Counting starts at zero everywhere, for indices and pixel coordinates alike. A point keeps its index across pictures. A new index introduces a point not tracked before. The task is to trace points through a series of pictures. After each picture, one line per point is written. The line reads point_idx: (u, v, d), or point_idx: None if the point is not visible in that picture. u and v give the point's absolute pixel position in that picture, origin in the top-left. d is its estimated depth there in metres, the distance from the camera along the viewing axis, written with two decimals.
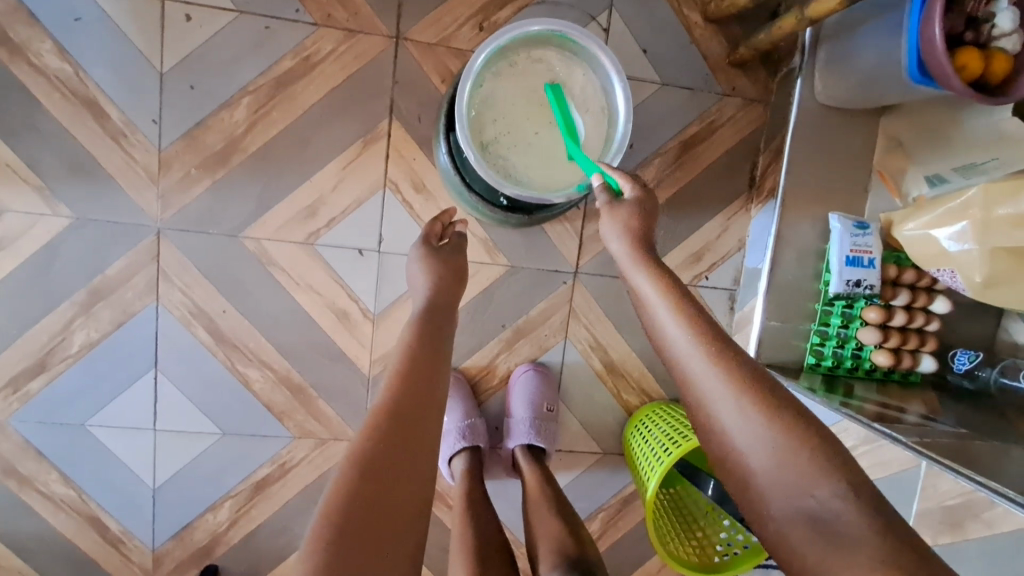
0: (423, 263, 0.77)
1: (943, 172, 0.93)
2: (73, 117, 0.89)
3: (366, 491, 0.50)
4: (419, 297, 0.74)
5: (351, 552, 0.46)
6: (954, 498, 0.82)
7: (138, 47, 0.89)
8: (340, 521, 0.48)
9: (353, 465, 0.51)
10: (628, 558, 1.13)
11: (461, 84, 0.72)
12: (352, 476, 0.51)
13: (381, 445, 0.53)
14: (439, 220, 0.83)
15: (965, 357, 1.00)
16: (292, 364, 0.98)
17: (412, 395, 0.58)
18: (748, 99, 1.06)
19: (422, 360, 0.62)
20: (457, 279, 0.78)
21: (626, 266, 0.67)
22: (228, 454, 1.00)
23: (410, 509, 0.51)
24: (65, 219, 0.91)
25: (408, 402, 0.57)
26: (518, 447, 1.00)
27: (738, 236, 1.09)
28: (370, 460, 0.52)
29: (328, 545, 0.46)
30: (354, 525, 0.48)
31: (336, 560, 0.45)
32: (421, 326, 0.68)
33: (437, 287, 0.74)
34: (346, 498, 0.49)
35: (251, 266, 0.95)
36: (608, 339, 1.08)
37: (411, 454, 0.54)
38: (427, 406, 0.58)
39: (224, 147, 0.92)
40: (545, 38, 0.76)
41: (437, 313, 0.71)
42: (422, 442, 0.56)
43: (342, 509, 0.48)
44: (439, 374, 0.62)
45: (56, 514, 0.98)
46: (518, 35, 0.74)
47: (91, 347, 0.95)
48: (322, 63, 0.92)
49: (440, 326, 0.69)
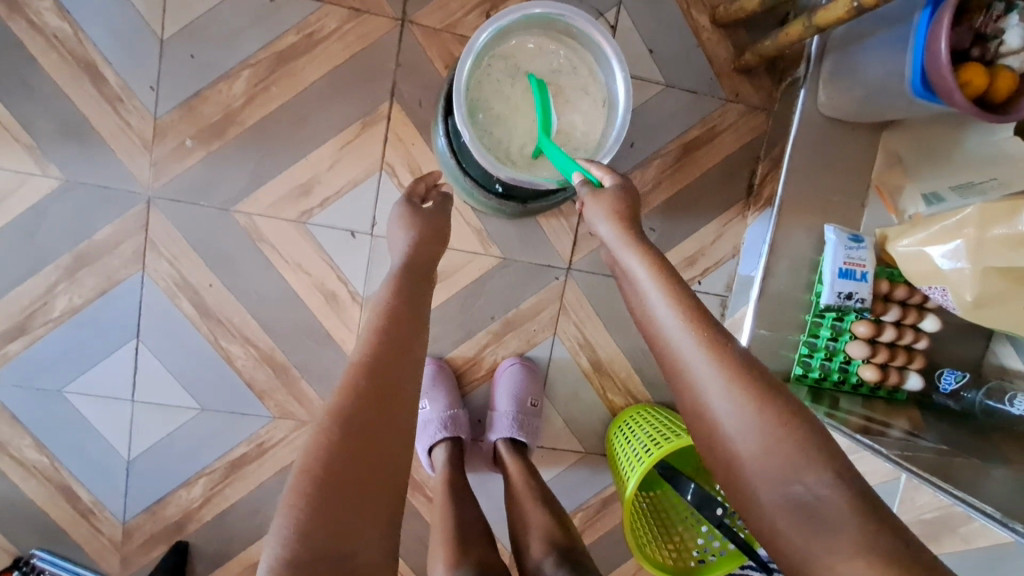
0: (407, 225, 0.76)
1: (941, 190, 0.92)
2: (70, 78, 0.88)
3: (349, 443, 0.50)
4: (397, 252, 0.74)
5: (337, 504, 0.47)
6: (931, 512, 0.80)
7: (139, 12, 0.88)
8: (322, 472, 0.48)
9: (332, 427, 0.51)
10: (604, 560, 1.12)
11: (462, 59, 0.70)
12: (335, 429, 0.51)
13: (361, 403, 0.53)
14: (423, 179, 0.82)
15: (951, 377, 1.00)
16: (275, 343, 0.97)
17: (392, 350, 0.58)
18: (751, 106, 1.05)
19: (403, 316, 0.62)
20: (437, 239, 0.77)
21: (615, 247, 0.65)
22: (204, 430, 0.99)
23: (392, 464, 0.52)
24: (54, 181, 0.90)
25: (387, 361, 0.57)
26: (500, 440, 0.99)
27: (732, 243, 1.06)
28: (352, 414, 0.52)
29: (311, 496, 0.47)
30: (337, 478, 0.48)
31: (319, 511, 0.46)
32: (404, 284, 0.67)
33: (416, 242, 0.74)
34: (328, 450, 0.50)
35: (241, 241, 0.94)
36: (597, 338, 1.07)
37: (392, 410, 0.55)
38: (406, 362, 0.59)
39: (221, 118, 0.91)
40: (548, 24, 0.76)
41: (422, 273, 0.71)
42: (402, 400, 0.56)
43: (324, 464, 0.49)
44: (419, 331, 0.63)
45: (27, 480, 0.97)
46: (521, 17, 0.73)
47: (73, 313, 0.93)
48: (325, 41, 0.91)
49: (422, 288, 0.69)
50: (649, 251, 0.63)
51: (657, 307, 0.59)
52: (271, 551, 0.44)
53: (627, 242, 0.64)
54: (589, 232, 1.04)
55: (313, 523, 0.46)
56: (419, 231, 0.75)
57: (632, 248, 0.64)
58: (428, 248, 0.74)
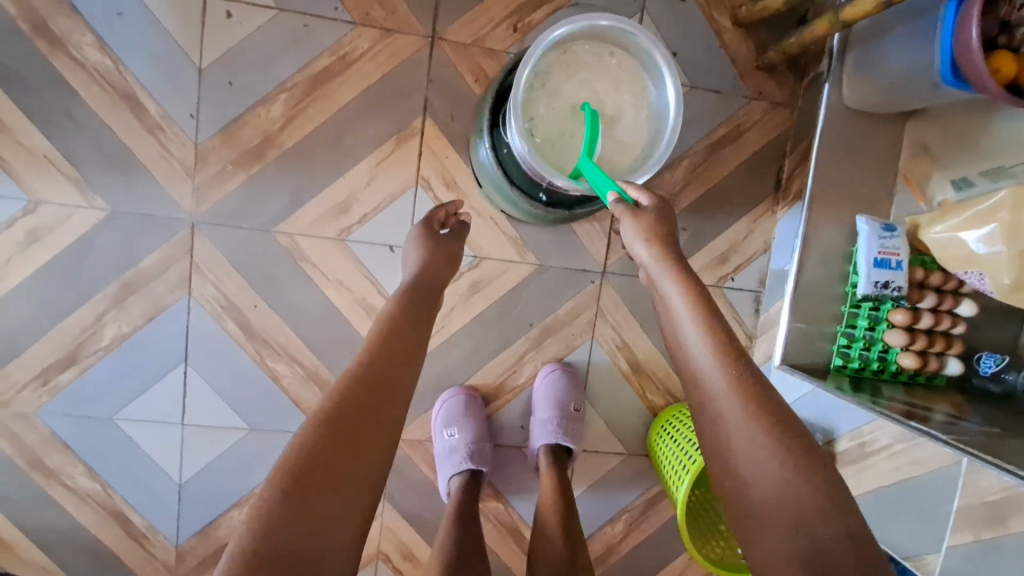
0: (418, 248, 0.79)
1: (970, 176, 0.95)
2: (112, 110, 0.90)
3: (327, 446, 0.53)
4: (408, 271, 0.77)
5: (306, 503, 0.49)
6: (995, 494, 0.78)
7: (177, 43, 0.90)
8: (296, 472, 0.51)
9: (318, 424, 0.54)
10: (651, 561, 1.13)
11: (518, 70, 0.73)
12: (316, 432, 0.53)
13: (347, 405, 0.56)
14: (444, 206, 0.85)
15: (991, 360, 1.00)
16: (319, 360, 0.99)
17: (384, 364, 0.61)
18: (775, 103, 1.07)
19: (398, 334, 0.65)
20: (449, 261, 0.80)
21: (653, 271, 0.68)
22: (252, 450, 1.00)
23: (366, 473, 0.54)
24: (100, 212, 0.92)
25: (379, 370, 0.60)
26: (541, 448, 1.00)
27: (763, 239, 1.10)
28: (334, 419, 0.55)
29: (286, 490, 0.49)
30: (308, 479, 0.51)
31: (291, 506, 0.49)
32: (406, 305, 0.69)
33: (425, 266, 0.76)
34: (307, 451, 0.52)
35: (284, 261, 0.96)
36: (634, 339, 1.08)
37: (374, 421, 0.56)
38: (395, 377, 0.61)
39: (260, 142, 0.93)
40: (604, 34, 0.77)
41: (424, 295, 0.73)
42: (385, 414, 0.58)
43: (306, 458, 0.52)
44: (412, 350, 0.64)
45: (80, 508, 0.98)
46: (580, 27, 0.74)
47: (122, 340, 0.95)
48: (358, 61, 0.93)
49: (425, 311, 0.71)
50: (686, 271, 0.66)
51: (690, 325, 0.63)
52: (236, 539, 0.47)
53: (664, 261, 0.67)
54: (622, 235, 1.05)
55: (277, 517, 0.48)
56: (429, 255, 0.78)
57: (669, 270, 0.66)
58: (438, 271, 0.77)
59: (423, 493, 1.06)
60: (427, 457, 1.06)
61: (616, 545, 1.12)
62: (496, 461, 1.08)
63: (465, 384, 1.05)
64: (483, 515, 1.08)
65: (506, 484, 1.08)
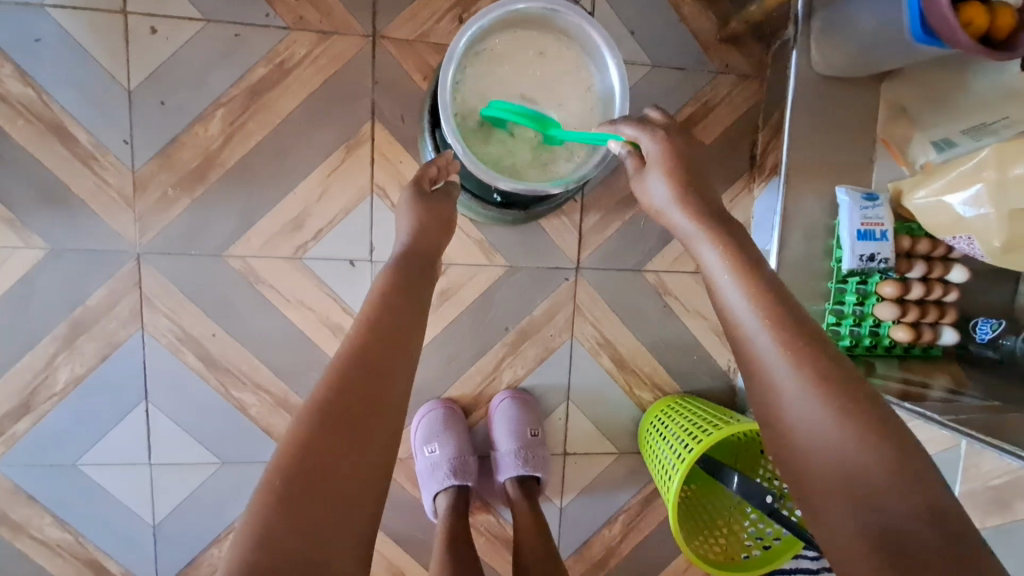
0: (408, 214, 0.69)
1: (952, 136, 0.89)
2: (40, 143, 0.85)
3: (325, 441, 0.46)
4: (399, 239, 0.68)
5: (306, 506, 0.43)
6: (999, 477, 0.75)
7: (102, 65, 0.85)
8: (290, 473, 0.44)
9: (314, 415, 0.48)
10: (653, 561, 1.09)
11: (443, 75, 0.67)
12: (310, 426, 0.47)
13: (346, 390, 0.50)
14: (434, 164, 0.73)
15: (987, 326, 0.95)
16: (288, 385, 0.94)
17: (380, 344, 0.54)
18: (743, 75, 1.02)
19: (394, 308, 0.57)
20: (443, 228, 0.70)
21: (690, 238, 0.61)
22: (227, 484, 0.96)
23: (371, 465, 0.47)
24: (39, 251, 0.87)
25: (377, 349, 0.53)
26: (508, 480, 0.97)
27: (742, 219, 1.05)
28: (329, 409, 0.48)
29: (285, 489, 0.43)
30: (308, 477, 0.44)
31: (291, 508, 0.43)
32: (403, 276, 0.62)
33: (420, 231, 0.68)
34: (302, 448, 0.46)
35: (239, 286, 0.91)
36: (616, 335, 1.03)
37: (377, 407, 0.50)
38: (394, 356, 0.54)
39: (201, 163, 0.88)
40: (533, 17, 0.71)
41: (421, 265, 0.65)
42: (386, 397, 0.51)
43: (304, 452, 0.45)
44: (411, 324, 0.57)
45: (52, 559, 0.93)
46: (505, 14, 0.69)
47: (77, 383, 0.90)
48: (296, 68, 0.88)
49: (422, 284, 0.63)
50: (727, 237, 0.58)
51: (726, 295, 0.55)
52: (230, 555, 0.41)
53: (693, 221, 0.60)
54: (593, 227, 1.00)
55: (278, 522, 0.42)
56: (423, 221, 0.68)
57: (703, 233, 0.59)
58: (431, 241, 0.68)
59: (410, 512, 1.02)
60: (410, 474, 1.02)
61: (616, 547, 1.08)
62: (482, 472, 1.04)
63: (444, 396, 1.01)
64: (475, 529, 1.05)
65: (496, 496, 1.04)
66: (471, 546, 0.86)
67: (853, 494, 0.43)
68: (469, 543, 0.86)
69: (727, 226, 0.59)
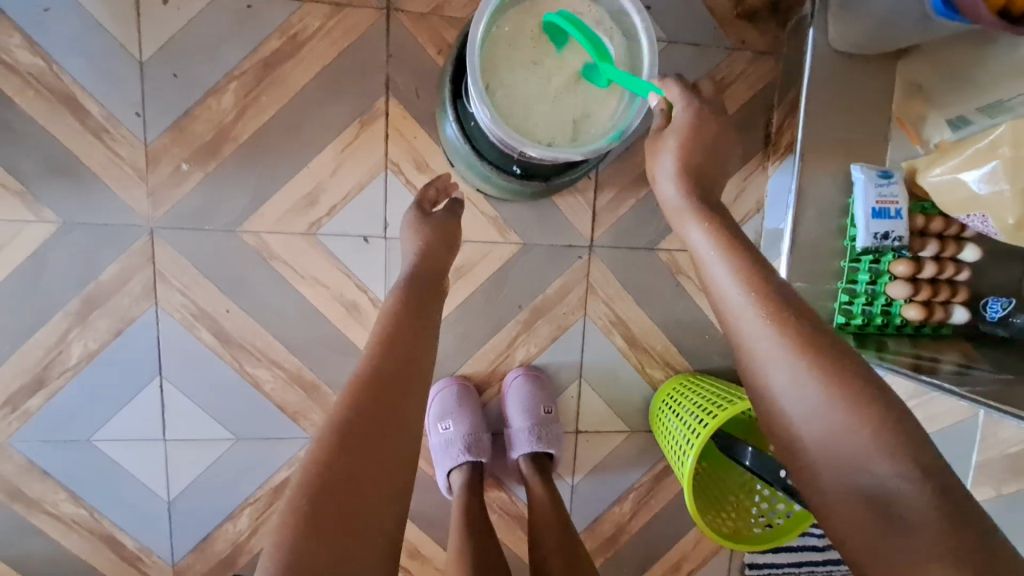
0: (414, 234, 0.72)
1: (967, 113, 0.88)
2: (51, 114, 0.84)
3: (348, 462, 0.47)
4: (406, 260, 0.70)
5: (332, 523, 0.44)
6: (1016, 446, 0.78)
7: (114, 37, 0.84)
8: (312, 496, 0.45)
9: (330, 439, 0.48)
10: (664, 537, 1.10)
11: (470, 57, 0.67)
12: (331, 444, 0.47)
13: (361, 413, 0.50)
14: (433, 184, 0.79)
15: (998, 305, 0.96)
16: (303, 362, 0.94)
17: (394, 362, 0.54)
18: (758, 52, 1.01)
19: (405, 327, 0.58)
20: (445, 243, 0.72)
21: (678, 213, 0.64)
22: (242, 461, 0.96)
23: (391, 480, 0.48)
24: (51, 225, 0.86)
25: (391, 370, 0.53)
26: (521, 457, 0.97)
27: (756, 197, 1.05)
28: (348, 426, 0.48)
29: (306, 514, 0.44)
30: (331, 496, 0.45)
31: (313, 535, 0.43)
32: (411, 294, 0.63)
33: (426, 249, 0.70)
34: (322, 469, 0.46)
35: (253, 261, 0.91)
36: (629, 314, 1.04)
37: (393, 425, 0.50)
38: (409, 374, 0.54)
39: (214, 136, 0.87)
40: None
41: (430, 281, 0.66)
42: (401, 419, 0.51)
43: (323, 479, 0.45)
44: (424, 342, 0.58)
45: (67, 534, 0.94)
46: None
47: (91, 358, 0.90)
48: (310, 41, 0.87)
49: (430, 297, 0.64)
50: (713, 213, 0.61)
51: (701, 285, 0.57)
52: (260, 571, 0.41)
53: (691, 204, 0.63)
54: (607, 205, 1.00)
55: (301, 549, 0.42)
56: (428, 243, 0.71)
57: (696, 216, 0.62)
58: (441, 257, 0.70)
59: (424, 489, 1.03)
60: (424, 452, 1.03)
61: (627, 523, 1.09)
62: (495, 450, 1.05)
63: (457, 373, 1.01)
64: (488, 506, 1.05)
65: (508, 473, 1.05)
66: (489, 522, 0.86)
67: (841, 463, 0.46)
68: (487, 520, 0.86)
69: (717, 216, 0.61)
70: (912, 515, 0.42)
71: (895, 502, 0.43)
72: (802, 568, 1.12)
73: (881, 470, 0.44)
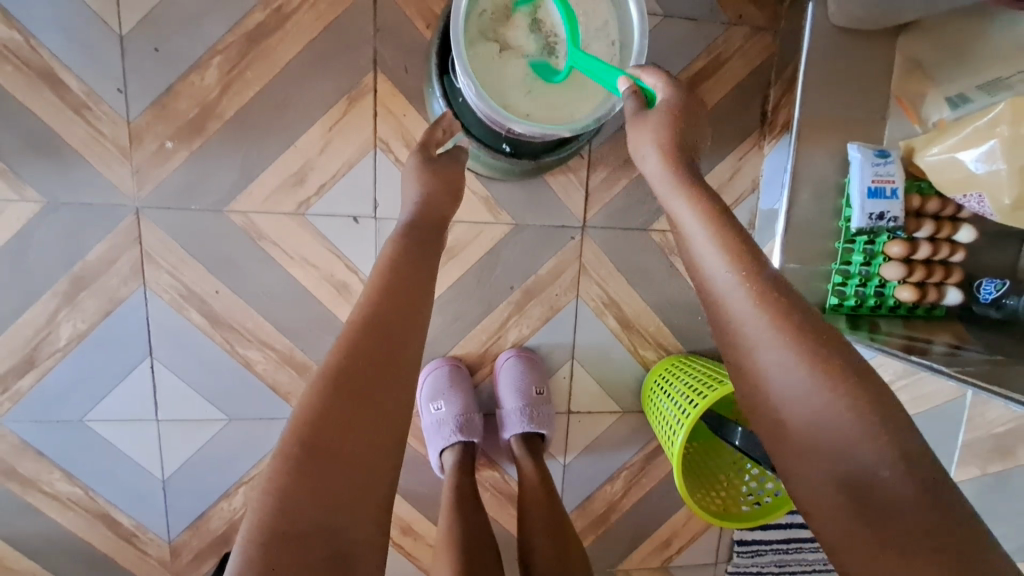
0: (416, 178, 0.68)
1: (966, 91, 0.87)
2: (31, 90, 0.82)
3: (346, 407, 0.46)
4: (405, 208, 0.67)
5: (324, 474, 0.43)
6: (1003, 425, 0.79)
7: (92, 8, 0.81)
8: (308, 439, 0.44)
9: (326, 383, 0.47)
10: (655, 515, 1.12)
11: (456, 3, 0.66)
12: (323, 394, 0.46)
13: (357, 359, 0.48)
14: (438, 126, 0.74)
15: (991, 286, 0.94)
16: (294, 343, 0.94)
17: (390, 312, 0.52)
18: (756, 27, 0.99)
19: (401, 275, 0.56)
20: (453, 198, 0.69)
21: (661, 189, 0.57)
22: (235, 441, 0.96)
23: (385, 435, 0.47)
24: (35, 204, 0.85)
25: (388, 318, 0.52)
26: (513, 437, 0.98)
27: (751, 177, 1.03)
28: (343, 378, 0.47)
29: (300, 459, 0.43)
30: (325, 438, 0.44)
31: (306, 477, 0.42)
32: (409, 243, 0.60)
33: None
34: (319, 413, 0.45)
35: (241, 241, 0.90)
36: (621, 295, 1.03)
37: (388, 377, 0.49)
38: (405, 327, 0.52)
39: (198, 114, 0.85)
40: None
41: (428, 233, 0.64)
42: (398, 372, 0.50)
43: (317, 423, 0.44)
44: (419, 293, 0.56)
45: (63, 513, 0.95)
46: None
47: (80, 339, 0.89)
48: (295, 13, 0.84)
49: (430, 248, 0.62)
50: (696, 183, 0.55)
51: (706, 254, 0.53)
52: (249, 517, 0.40)
53: (671, 179, 0.56)
54: (600, 185, 0.99)
55: (291, 490, 0.41)
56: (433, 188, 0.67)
57: (680, 191, 0.55)
58: None
59: (416, 468, 1.04)
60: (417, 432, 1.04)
61: (617, 502, 1.10)
62: (487, 430, 1.06)
63: (450, 355, 1.02)
64: (480, 485, 1.06)
65: (501, 453, 1.06)
66: (479, 501, 0.87)
67: (827, 454, 0.43)
68: (477, 499, 0.87)
69: (698, 180, 0.55)
70: (892, 498, 0.40)
71: (878, 488, 0.41)
72: (788, 546, 1.14)
73: (866, 459, 0.42)
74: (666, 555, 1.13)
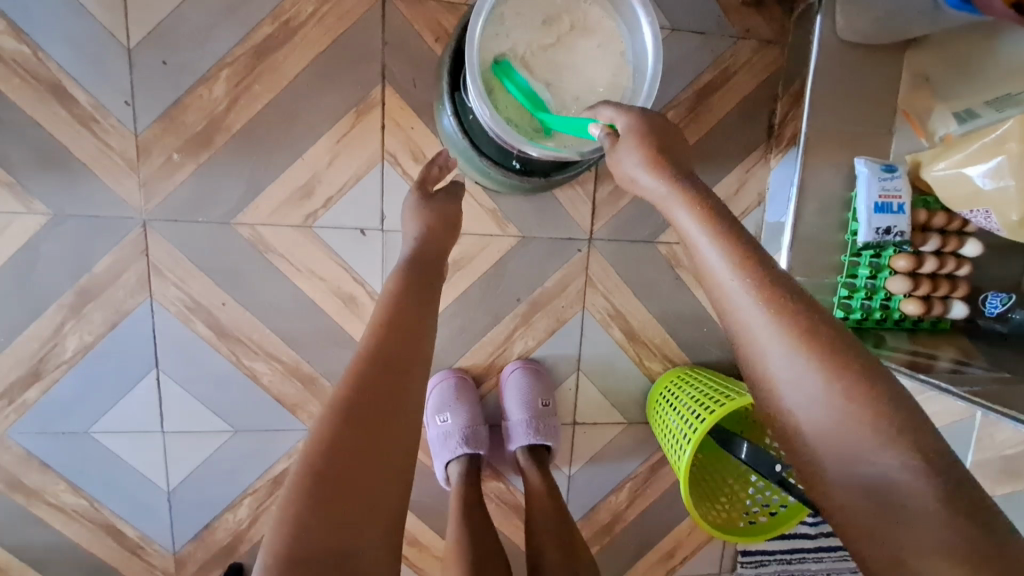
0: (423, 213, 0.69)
1: (974, 106, 0.87)
2: (38, 103, 0.82)
3: (356, 434, 0.46)
4: (406, 243, 0.68)
5: (338, 501, 0.42)
6: (1012, 447, 0.78)
7: (100, 22, 0.81)
8: (321, 467, 0.44)
9: (335, 411, 0.47)
10: (659, 525, 1.12)
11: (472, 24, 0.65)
12: (334, 420, 0.46)
13: (365, 386, 0.49)
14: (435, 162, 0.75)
15: (997, 300, 0.96)
16: (300, 354, 0.94)
17: (396, 340, 0.53)
18: (764, 41, 0.99)
19: (405, 304, 0.57)
20: (449, 229, 0.70)
21: (661, 201, 0.55)
22: (241, 452, 0.96)
23: (394, 461, 0.47)
24: (41, 217, 0.85)
25: (393, 345, 0.52)
26: (518, 449, 0.98)
27: (758, 189, 1.03)
28: (351, 406, 0.47)
29: (314, 487, 0.43)
30: (337, 466, 0.44)
31: (319, 505, 0.42)
32: (410, 271, 0.61)
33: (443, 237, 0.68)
34: (330, 440, 0.45)
35: (249, 253, 0.89)
36: (627, 306, 1.03)
37: (396, 403, 0.49)
38: (412, 353, 0.53)
39: (206, 127, 0.85)
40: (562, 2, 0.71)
41: (430, 264, 0.65)
42: (405, 399, 0.50)
43: (328, 452, 0.44)
44: (425, 318, 0.56)
45: (68, 524, 0.94)
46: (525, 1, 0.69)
47: (86, 352, 0.89)
48: (303, 27, 0.84)
49: (432, 278, 0.63)
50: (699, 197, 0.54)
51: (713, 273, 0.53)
52: (267, 547, 0.40)
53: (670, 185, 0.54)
54: (607, 197, 0.99)
55: (308, 517, 0.41)
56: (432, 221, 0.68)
57: (678, 198, 0.53)
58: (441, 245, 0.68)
59: (422, 479, 1.04)
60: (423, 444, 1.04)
61: (622, 512, 1.10)
62: (492, 442, 1.06)
63: (455, 366, 1.02)
64: (486, 496, 1.06)
65: (506, 464, 1.06)
66: (486, 514, 0.87)
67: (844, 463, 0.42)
68: (484, 511, 0.87)
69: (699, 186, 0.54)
70: (929, 518, 0.39)
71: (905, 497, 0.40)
72: (793, 555, 1.14)
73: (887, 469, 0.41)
74: (671, 565, 1.13)
